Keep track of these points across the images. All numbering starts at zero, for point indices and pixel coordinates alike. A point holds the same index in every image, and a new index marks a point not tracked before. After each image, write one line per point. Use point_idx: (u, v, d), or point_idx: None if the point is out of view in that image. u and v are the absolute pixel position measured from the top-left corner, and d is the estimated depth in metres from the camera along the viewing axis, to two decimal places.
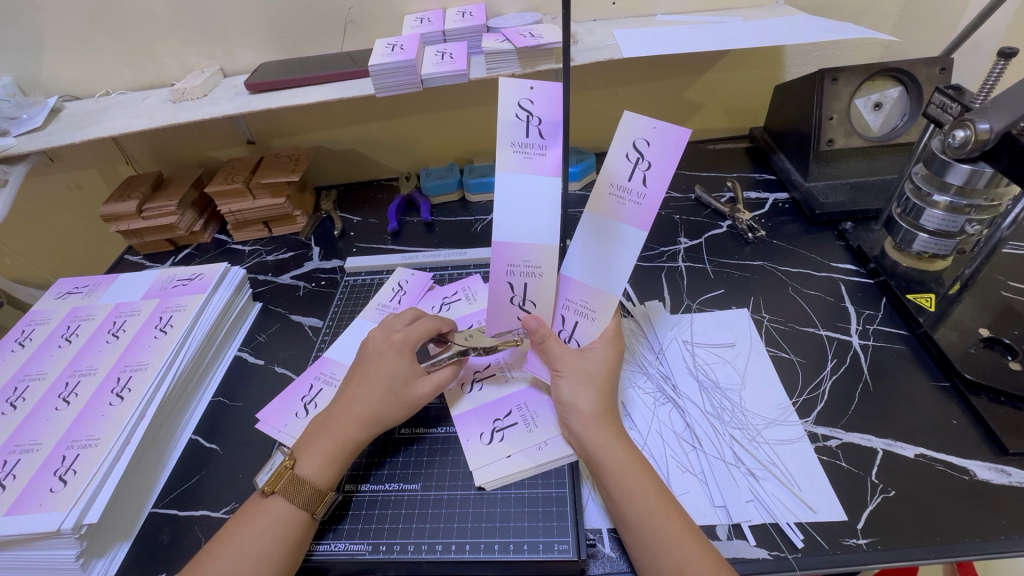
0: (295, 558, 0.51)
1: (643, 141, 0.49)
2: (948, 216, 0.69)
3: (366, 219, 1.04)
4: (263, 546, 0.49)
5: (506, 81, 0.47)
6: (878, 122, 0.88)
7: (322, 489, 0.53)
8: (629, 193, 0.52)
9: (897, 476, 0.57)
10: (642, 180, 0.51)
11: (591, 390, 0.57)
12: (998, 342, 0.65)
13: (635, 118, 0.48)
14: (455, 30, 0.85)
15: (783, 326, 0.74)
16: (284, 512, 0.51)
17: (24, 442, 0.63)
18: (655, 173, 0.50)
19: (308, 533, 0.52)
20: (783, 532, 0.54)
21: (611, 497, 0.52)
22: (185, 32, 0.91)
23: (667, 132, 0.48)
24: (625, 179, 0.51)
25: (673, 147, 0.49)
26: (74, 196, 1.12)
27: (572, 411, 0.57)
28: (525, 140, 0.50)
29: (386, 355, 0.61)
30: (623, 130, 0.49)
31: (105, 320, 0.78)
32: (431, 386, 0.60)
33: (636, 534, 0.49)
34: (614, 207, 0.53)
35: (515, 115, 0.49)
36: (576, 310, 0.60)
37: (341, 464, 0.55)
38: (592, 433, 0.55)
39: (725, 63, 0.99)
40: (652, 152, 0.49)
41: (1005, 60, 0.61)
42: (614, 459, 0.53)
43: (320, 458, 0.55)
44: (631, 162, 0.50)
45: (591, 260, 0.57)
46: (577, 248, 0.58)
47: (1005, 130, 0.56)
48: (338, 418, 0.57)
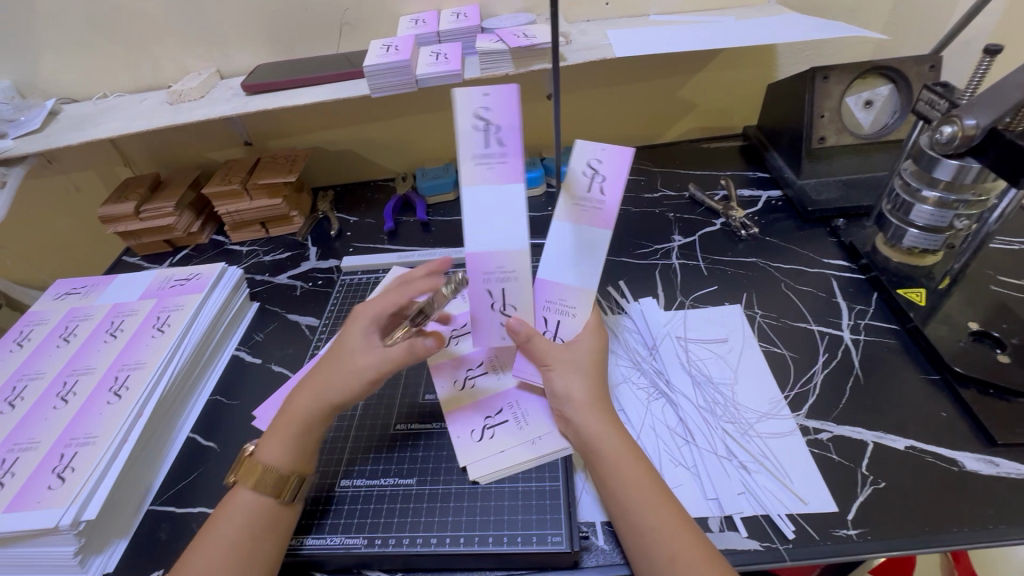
0: (271, 545, 0.51)
1: (596, 159, 0.54)
2: (937, 211, 0.70)
3: (362, 219, 1.05)
4: (232, 537, 0.50)
5: (461, 91, 0.47)
6: (869, 120, 0.89)
7: (282, 473, 0.54)
8: (589, 203, 0.56)
9: (887, 467, 0.57)
10: (600, 191, 0.55)
11: (582, 379, 0.57)
12: (987, 336, 0.66)
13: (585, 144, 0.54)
14: (450, 31, 0.86)
15: (775, 322, 0.75)
16: (248, 501, 0.52)
17: (23, 440, 0.63)
18: (611, 184, 0.54)
19: (282, 521, 0.52)
20: (774, 524, 0.54)
21: (607, 487, 0.52)
22: (182, 34, 0.92)
23: (613, 153, 0.53)
24: (584, 192, 0.55)
25: (621, 163, 0.53)
26: (72, 198, 1.12)
27: (565, 400, 0.57)
28: (485, 151, 0.50)
29: (353, 329, 0.60)
30: (578, 153, 0.54)
31: (102, 320, 0.79)
32: (375, 360, 0.57)
33: (629, 520, 0.49)
34: (579, 215, 0.57)
35: (472, 125, 0.49)
36: (556, 308, 0.61)
37: (299, 445, 0.55)
38: (589, 421, 0.55)
39: (718, 63, 1.00)
40: (604, 169, 0.54)
41: (991, 57, 0.62)
42: (608, 447, 0.53)
43: (277, 444, 0.55)
44: (588, 177, 0.55)
45: (563, 264, 0.60)
46: (549, 255, 0.61)
47: (991, 126, 0.57)
48: (296, 402, 0.57)
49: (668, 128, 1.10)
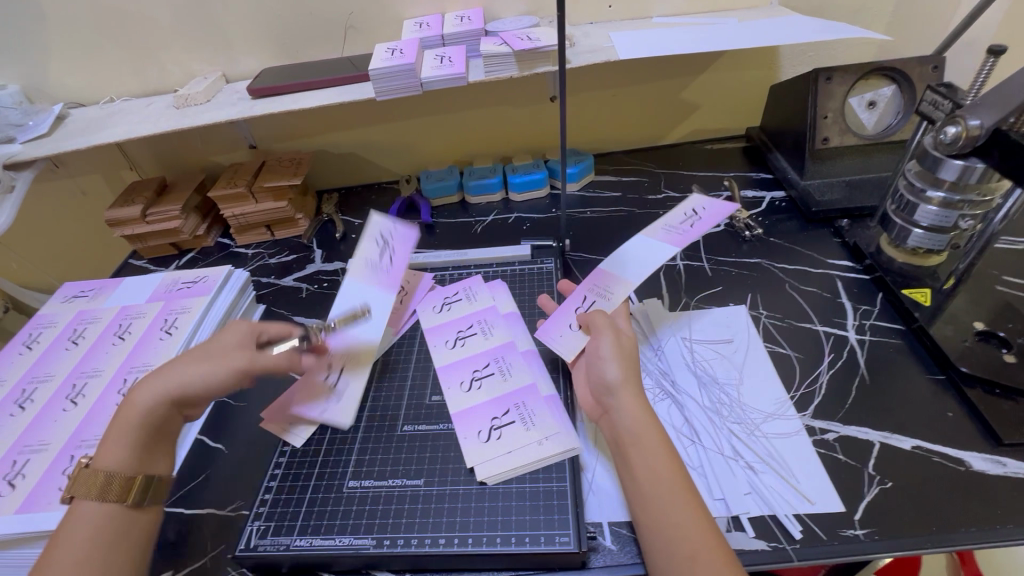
0: (126, 551, 0.50)
1: (701, 207, 0.68)
2: (941, 212, 0.70)
3: (366, 221, 1.05)
4: (87, 545, 0.49)
5: (378, 217, 0.70)
6: (872, 120, 0.89)
7: (126, 476, 0.52)
8: (677, 229, 0.68)
9: (894, 467, 0.57)
10: (691, 223, 0.67)
11: (628, 368, 0.57)
12: (993, 336, 0.66)
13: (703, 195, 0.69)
14: (454, 35, 0.86)
15: (780, 322, 0.75)
16: (94, 512, 0.50)
17: (33, 442, 0.64)
18: (699, 224, 0.66)
19: (132, 526, 0.51)
20: (781, 524, 0.54)
21: (634, 479, 0.51)
22: (188, 39, 0.93)
23: (722, 205, 0.67)
24: (680, 222, 0.68)
25: (723, 211, 0.66)
26: (79, 202, 1.13)
27: (610, 389, 0.57)
28: (376, 261, 0.70)
29: (225, 333, 0.62)
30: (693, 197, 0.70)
31: (110, 323, 0.79)
32: (250, 358, 0.59)
33: (654, 516, 0.49)
34: (659, 235, 0.69)
35: (375, 238, 0.70)
36: (599, 293, 0.68)
37: (137, 443, 0.54)
38: (632, 408, 0.54)
39: (721, 64, 1.00)
40: (705, 211, 0.67)
41: (995, 58, 0.62)
42: (646, 438, 0.52)
43: (117, 446, 0.54)
44: (688, 216, 0.69)
45: (622, 268, 0.69)
46: (617, 259, 0.71)
47: (995, 126, 0.58)
48: (137, 397, 0.56)
49: (671, 130, 1.11)
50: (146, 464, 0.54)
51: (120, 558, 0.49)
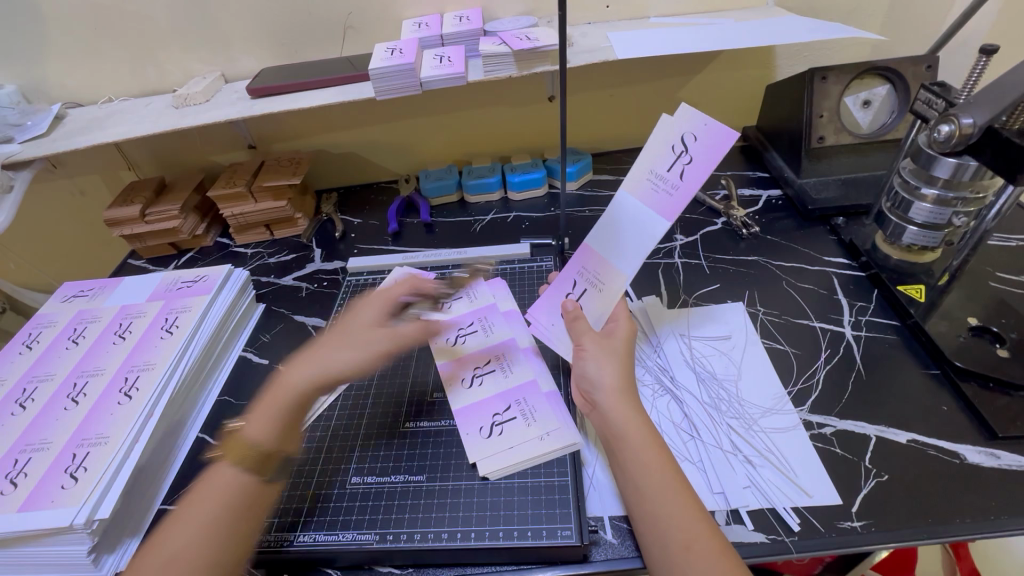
0: (246, 524, 0.52)
1: (690, 136, 0.55)
2: (936, 209, 0.71)
3: (366, 221, 1.05)
4: (216, 512, 0.51)
5: (400, 270, 0.87)
6: (867, 120, 0.91)
7: (264, 450, 0.55)
8: (664, 183, 0.58)
9: (890, 461, 0.58)
10: (680, 173, 0.57)
11: (615, 365, 0.58)
12: (986, 331, 0.67)
13: (690, 114, 0.55)
14: (453, 34, 0.87)
15: (778, 319, 0.75)
16: (235, 479, 0.53)
17: (35, 441, 0.64)
18: (693, 169, 0.56)
19: (261, 502, 0.53)
20: (780, 517, 0.55)
21: (625, 474, 0.52)
22: (187, 39, 0.93)
23: (714, 131, 0.53)
24: (666, 168, 0.58)
25: (718, 148, 0.53)
26: (77, 202, 1.13)
27: (596, 386, 0.57)
28: None
29: (358, 311, 0.67)
30: (677, 121, 0.55)
31: (110, 322, 0.79)
32: (389, 334, 0.64)
33: (647, 507, 0.50)
34: (645, 192, 0.60)
35: (393, 284, 0.85)
36: (588, 280, 0.67)
37: (279, 420, 0.58)
38: (617, 405, 0.55)
39: (718, 64, 1.01)
40: (697, 149, 0.55)
41: (987, 57, 0.63)
42: (633, 433, 0.53)
43: (264, 418, 0.57)
44: (675, 153, 0.57)
45: (614, 242, 0.64)
46: (607, 225, 0.64)
47: (988, 124, 0.58)
48: (292, 375, 0.60)
49: None
50: (287, 441, 0.57)
51: (243, 529, 0.51)
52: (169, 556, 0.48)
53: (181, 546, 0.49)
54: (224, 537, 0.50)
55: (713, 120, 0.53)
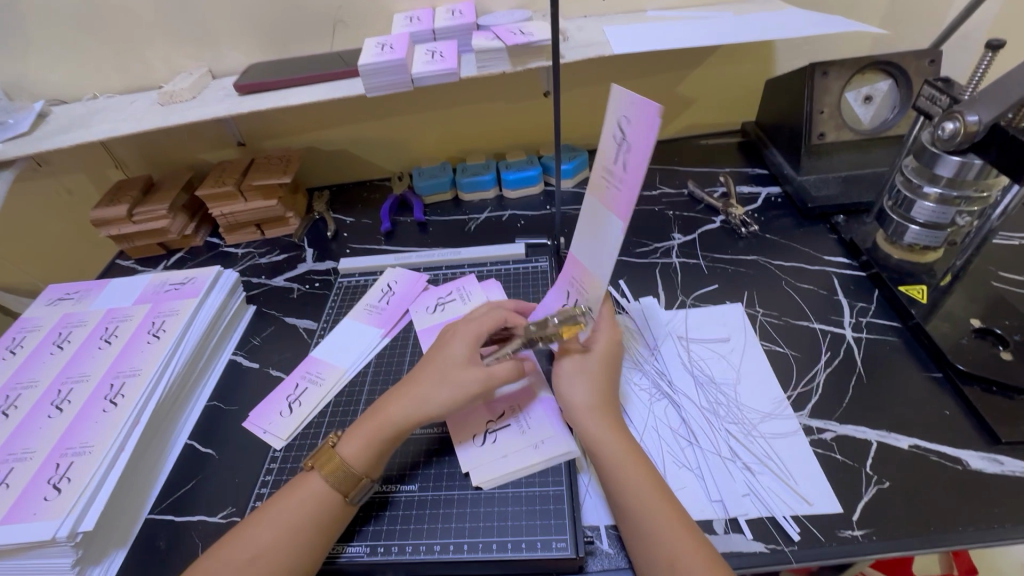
0: (323, 537, 0.51)
1: (625, 120, 0.48)
2: (938, 208, 0.69)
3: (358, 220, 1.03)
4: (299, 519, 0.51)
5: (392, 273, 0.86)
6: (868, 115, 0.89)
7: (358, 473, 0.54)
8: (614, 178, 0.52)
9: (890, 467, 0.57)
10: (624, 164, 0.50)
11: (587, 383, 0.58)
12: (989, 333, 0.66)
13: (621, 95, 0.48)
14: (446, 29, 0.85)
15: (777, 320, 0.74)
16: (319, 489, 0.53)
17: (17, 450, 0.62)
18: (634, 156, 0.48)
19: (340, 518, 0.53)
20: (780, 526, 0.54)
21: (606, 488, 0.52)
22: (173, 34, 0.90)
23: (641, 109, 0.46)
24: (613, 161, 0.51)
25: (647, 127, 0.46)
26: (64, 201, 1.11)
27: (569, 406, 0.57)
28: (376, 304, 0.80)
29: (450, 343, 0.61)
30: (612, 107, 0.49)
31: (97, 326, 0.78)
32: (481, 375, 0.58)
33: (631, 521, 0.49)
34: (601, 190, 0.54)
35: (383, 287, 0.83)
36: (575, 290, 0.62)
37: (380, 448, 0.55)
38: (590, 422, 0.55)
39: (717, 58, 0.99)
40: (632, 133, 0.48)
41: (993, 52, 0.61)
42: (608, 450, 0.53)
43: (362, 440, 0.55)
44: (618, 142, 0.50)
45: (587, 248, 0.59)
46: (580, 232, 0.59)
47: (994, 121, 0.57)
48: (389, 404, 0.58)
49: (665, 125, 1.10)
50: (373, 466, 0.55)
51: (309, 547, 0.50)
52: (251, 555, 0.49)
53: (261, 546, 0.49)
54: (302, 548, 0.50)
55: (637, 97, 0.46)
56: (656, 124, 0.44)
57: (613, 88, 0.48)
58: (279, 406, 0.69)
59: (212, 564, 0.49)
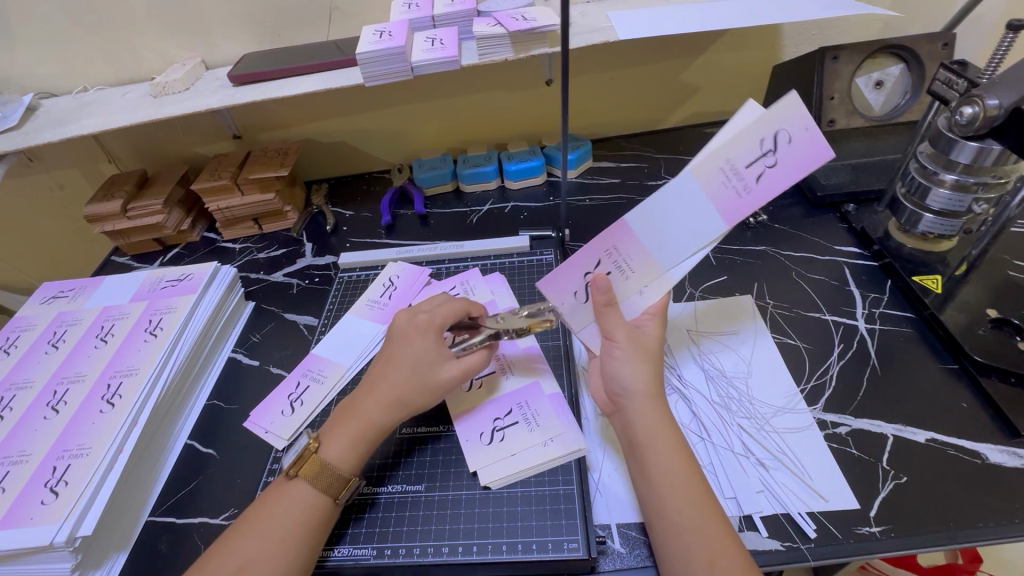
0: (314, 541, 0.50)
1: (787, 136, 0.44)
2: (954, 195, 0.68)
3: (358, 213, 1.02)
4: (287, 526, 0.50)
5: (393, 266, 0.83)
6: (880, 101, 0.88)
7: (345, 475, 0.53)
8: (736, 179, 0.47)
9: (908, 462, 0.56)
10: (758, 175, 0.46)
11: (647, 366, 0.53)
12: (1006, 323, 0.64)
13: (798, 107, 0.43)
14: (445, 16, 0.82)
15: (787, 312, 0.73)
16: (306, 493, 0.52)
17: (13, 453, 0.61)
18: (775, 175, 0.45)
19: (324, 517, 0.51)
20: (796, 523, 0.52)
21: (646, 482, 0.50)
22: (163, 23, 0.88)
23: (816, 142, 0.44)
24: (745, 164, 0.46)
25: (811, 162, 0.44)
26: (56, 197, 1.09)
27: (625, 390, 0.53)
28: (377, 299, 0.78)
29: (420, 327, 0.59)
30: (777, 113, 0.44)
31: (92, 324, 0.76)
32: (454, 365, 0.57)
33: (669, 519, 0.47)
34: (711, 184, 0.48)
35: (384, 281, 0.81)
36: (617, 260, 0.54)
37: (364, 448, 0.55)
38: (644, 411, 0.51)
39: (723, 44, 0.97)
40: (788, 153, 0.45)
41: (1015, 33, 0.59)
42: (660, 440, 0.50)
43: (344, 441, 0.55)
44: (760, 149, 0.45)
45: (653, 234, 0.52)
46: (647, 209, 0.52)
47: (1015, 105, 0.55)
48: (363, 396, 0.57)
49: (670, 113, 1.07)
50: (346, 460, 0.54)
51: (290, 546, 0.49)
52: (239, 566, 0.47)
53: (251, 556, 0.48)
54: (293, 555, 0.48)
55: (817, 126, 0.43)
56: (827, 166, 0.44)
57: (797, 95, 0.42)
58: (280, 404, 0.67)
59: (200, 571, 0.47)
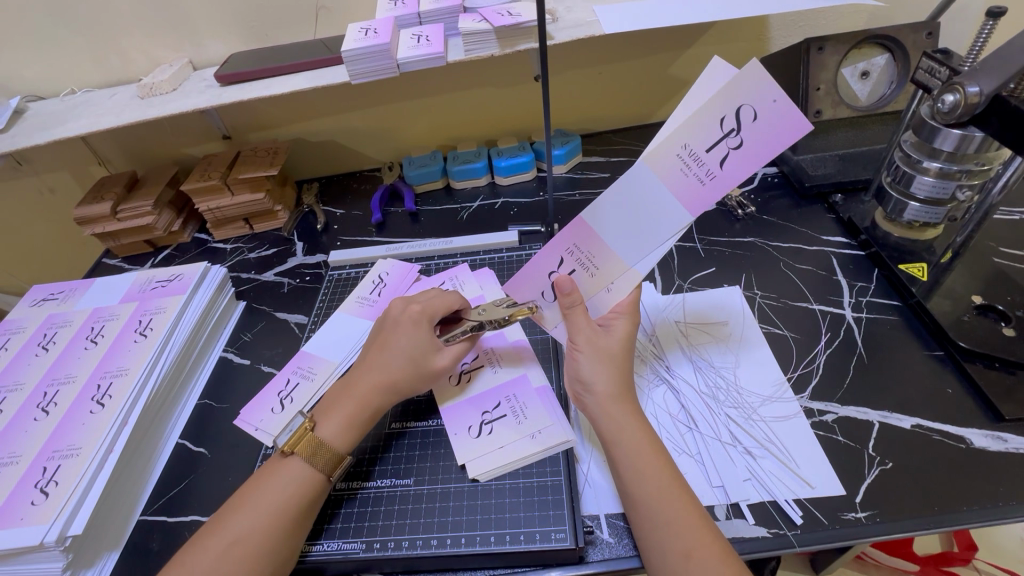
0: (306, 519, 0.51)
1: (751, 113, 0.44)
2: (939, 182, 0.68)
3: (349, 211, 1.02)
4: (278, 510, 0.49)
5: (382, 263, 0.84)
6: (866, 91, 0.88)
7: (340, 454, 0.54)
8: (699, 164, 0.47)
9: (893, 447, 0.56)
10: (722, 158, 0.46)
11: (610, 369, 0.54)
12: (991, 309, 0.65)
13: (759, 80, 0.42)
14: (431, 12, 0.83)
15: (775, 302, 0.73)
16: (301, 472, 0.52)
17: (4, 454, 0.61)
18: (741, 155, 0.45)
19: (317, 498, 0.52)
20: (782, 510, 0.53)
21: (621, 477, 0.50)
22: (150, 25, 0.88)
23: (784, 116, 0.43)
24: (707, 147, 0.46)
25: (779, 137, 0.44)
26: (47, 201, 1.09)
27: (587, 388, 0.54)
28: (367, 295, 0.79)
29: (409, 326, 0.59)
30: (739, 89, 0.43)
31: (82, 326, 0.76)
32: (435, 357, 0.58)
33: (645, 511, 0.47)
34: (672, 171, 0.48)
35: (374, 279, 0.81)
36: (580, 258, 0.56)
37: (359, 429, 0.56)
38: (609, 414, 0.53)
39: (710, 37, 0.97)
40: (753, 131, 0.44)
41: (994, 20, 0.60)
42: (627, 438, 0.51)
43: (340, 421, 0.55)
44: (723, 130, 0.45)
45: (618, 227, 0.53)
46: (608, 204, 0.52)
47: (995, 92, 0.55)
48: (360, 381, 0.57)
49: (659, 106, 1.08)
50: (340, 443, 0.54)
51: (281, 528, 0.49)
52: (231, 540, 0.47)
53: (244, 532, 0.48)
54: (287, 529, 0.49)
55: (786, 99, 0.42)
56: (795, 140, 0.43)
57: (757, 69, 0.42)
58: (271, 401, 0.67)
59: (192, 559, 0.47)
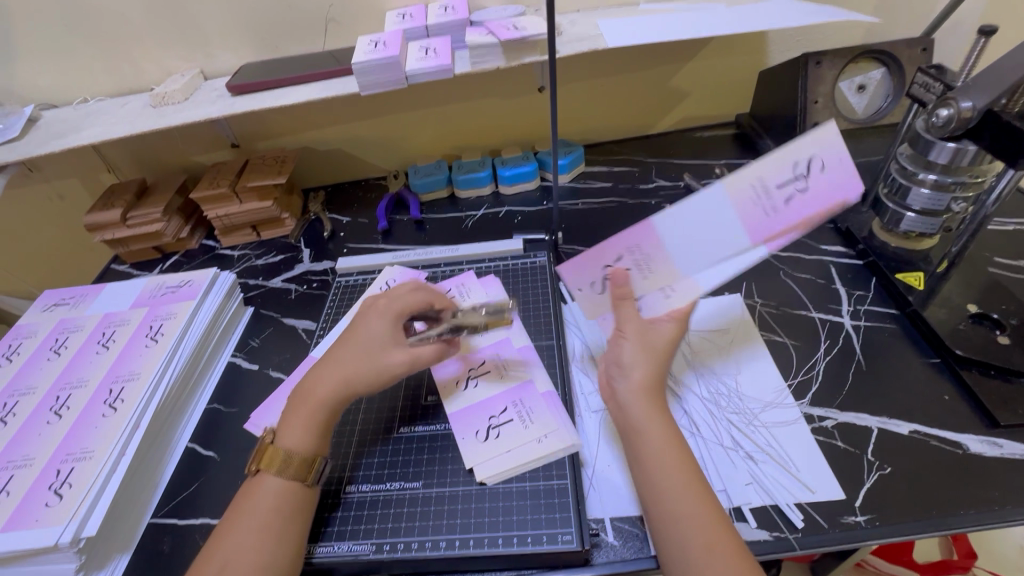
0: (296, 524, 0.52)
1: (823, 163, 0.52)
2: (934, 194, 0.70)
3: (355, 219, 1.03)
4: (265, 522, 0.51)
5: (389, 270, 0.85)
6: (863, 105, 0.90)
7: (308, 456, 0.54)
8: (766, 199, 0.53)
9: (893, 453, 0.57)
10: (789, 197, 0.53)
11: (649, 360, 0.55)
12: (986, 318, 0.66)
13: (833, 137, 0.51)
14: (438, 25, 0.85)
15: (775, 310, 0.74)
16: (274, 485, 0.53)
17: (18, 457, 0.62)
18: (806, 198, 0.53)
19: (303, 504, 0.53)
20: (784, 513, 0.54)
21: (643, 471, 0.51)
22: (163, 36, 0.90)
23: (847, 176, 0.52)
24: (777, 185, 0.53)
25: (841, 188, 0.52)
26: (56, 207, 1.10)
27: (623, 375, 0.55)
28: None
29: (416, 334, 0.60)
30: (814, 141, 0.51)
31: (93, 331, 0.77)
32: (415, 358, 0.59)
33: (663, 507, 0.48)
34: (742, 200, 0.54)
35: (381, 285, 0.83)
36: (637, 257, 0.58)
37: (321, 429, 0.56)
38: (639, 405, 0.53)
39: (710, 50, 0.99)
40: (820, 181, 0.52)
41: (986, 38, 0.62)
42: (651, 432, 0.52)
43: (300, 428, 0.56)
44: (796, 173, 0.52)
45: (677, 236, 0.56)
46: (687, 210, 0.55)
47: (988, 107, 0.57)
48: (314, 387, 0.58)
49: (661, 117, 1.10)
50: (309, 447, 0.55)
51: (271, 536, 0.50)
52: (223, 563, 0.48)
53: (235, 551, 0.49)
54: (277, 539, 0.50)
55: (852, 159, 0.51)
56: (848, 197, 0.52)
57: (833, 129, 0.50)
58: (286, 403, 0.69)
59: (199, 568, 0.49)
